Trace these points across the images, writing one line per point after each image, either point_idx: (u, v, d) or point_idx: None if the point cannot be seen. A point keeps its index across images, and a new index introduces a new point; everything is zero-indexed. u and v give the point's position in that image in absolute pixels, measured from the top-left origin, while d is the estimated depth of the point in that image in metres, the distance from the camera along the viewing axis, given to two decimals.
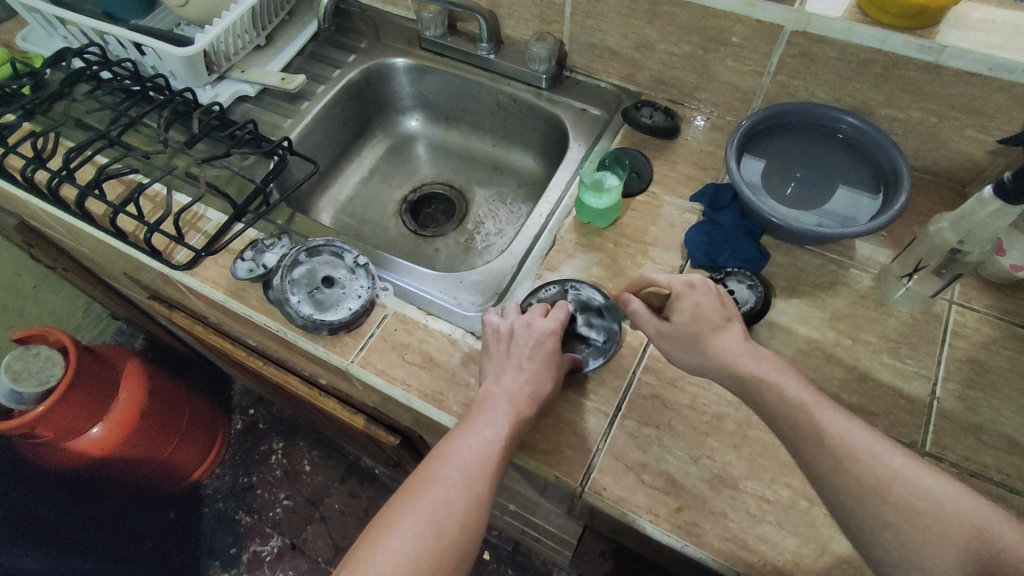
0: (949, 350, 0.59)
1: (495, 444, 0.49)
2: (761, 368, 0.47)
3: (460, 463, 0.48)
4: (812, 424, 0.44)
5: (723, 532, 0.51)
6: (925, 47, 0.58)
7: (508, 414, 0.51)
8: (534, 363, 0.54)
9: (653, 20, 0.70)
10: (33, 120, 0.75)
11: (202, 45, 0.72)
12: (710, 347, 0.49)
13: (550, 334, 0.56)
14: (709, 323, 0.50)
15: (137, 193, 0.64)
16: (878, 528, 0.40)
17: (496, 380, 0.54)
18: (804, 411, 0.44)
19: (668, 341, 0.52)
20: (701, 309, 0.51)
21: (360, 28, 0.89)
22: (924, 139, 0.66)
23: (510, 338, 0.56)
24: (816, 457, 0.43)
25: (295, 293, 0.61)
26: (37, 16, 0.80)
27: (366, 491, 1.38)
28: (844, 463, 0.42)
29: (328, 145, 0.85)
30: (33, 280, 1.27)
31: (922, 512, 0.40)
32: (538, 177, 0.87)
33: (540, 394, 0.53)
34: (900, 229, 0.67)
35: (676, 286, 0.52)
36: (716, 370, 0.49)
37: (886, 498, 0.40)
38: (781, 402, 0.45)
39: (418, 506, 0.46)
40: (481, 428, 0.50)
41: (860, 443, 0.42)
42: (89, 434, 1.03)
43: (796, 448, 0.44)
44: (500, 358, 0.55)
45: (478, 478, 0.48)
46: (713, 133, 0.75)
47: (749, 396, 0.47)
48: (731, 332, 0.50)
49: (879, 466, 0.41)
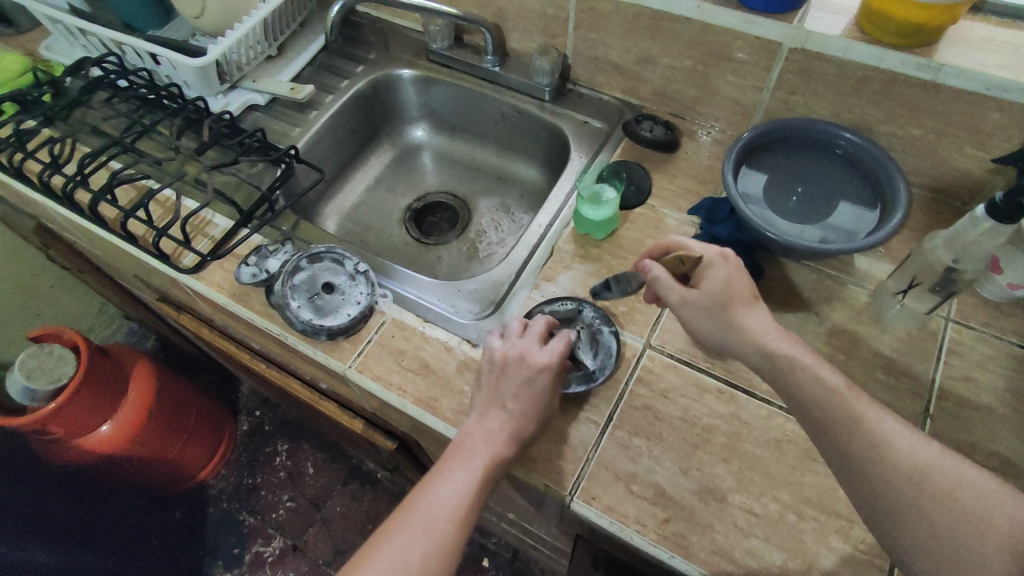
0: (945, 367, 0.59)
1: (465, 491, 0.50)
2: (794, 350, 0.47)
3: (427, 514, 0.49)
4: (846, 412, 0.44)
5: (710, 544, 0.51)
6: (923, 65, 0.58)
7: (483, 457, 0.51)
8: (518, 403, 0.53)
9: (654, 35, 0.71)
10: (51, 126, 0.78)
11: (214, 55, 0.74)
12: (740, 321, 0.49)
13: (543, 370, 0.54)
14: (740, 297, 0.50)
15: (147, 199, 0.66)
16: (906, 514, 0.41)
17: (479, 420, 0.53)
18: (838, 397, 0.45)
19: (698, 310, 0.51)
20: (733, 283, 0.50)
21: (370, 40, 0.91)
22: (923, 156, 0.66)
23: (502, 370, 0.55)
24: (849, 442, 0.44)
25: (295, 299, 0.63)
26: (59, 26, 0.82)
27: (367, 495, 1.39)
28: (876, 449, 0.43)
29: (335, 153, 0.87)
30: (50, 280, 1.30)
31: (949, 501, 0.41)
32: (541, 188, 0.89)
33: (521, 435, 0.52)
34: (898, 246, 0.67)
35: (710, 256, 0.52)
36: (744, 344, 0.49)
37: (916, 485, 0.41)
38: (818, 386, 0.46)
39: (380, 556, 0.47)
40: (454, 474, 0.51)
41: (890, 432, 0.43)
42: (100, 431, 1.07)
43: (827, 432, 0.45)
44: (487, 394, 0.54)
45: (445, 529, 0.48)
46: (714, 148, 0.76)
47: (776, 378, 0.48)
48: (759, 310, 0.50)
49: (909, 454, 0.42)
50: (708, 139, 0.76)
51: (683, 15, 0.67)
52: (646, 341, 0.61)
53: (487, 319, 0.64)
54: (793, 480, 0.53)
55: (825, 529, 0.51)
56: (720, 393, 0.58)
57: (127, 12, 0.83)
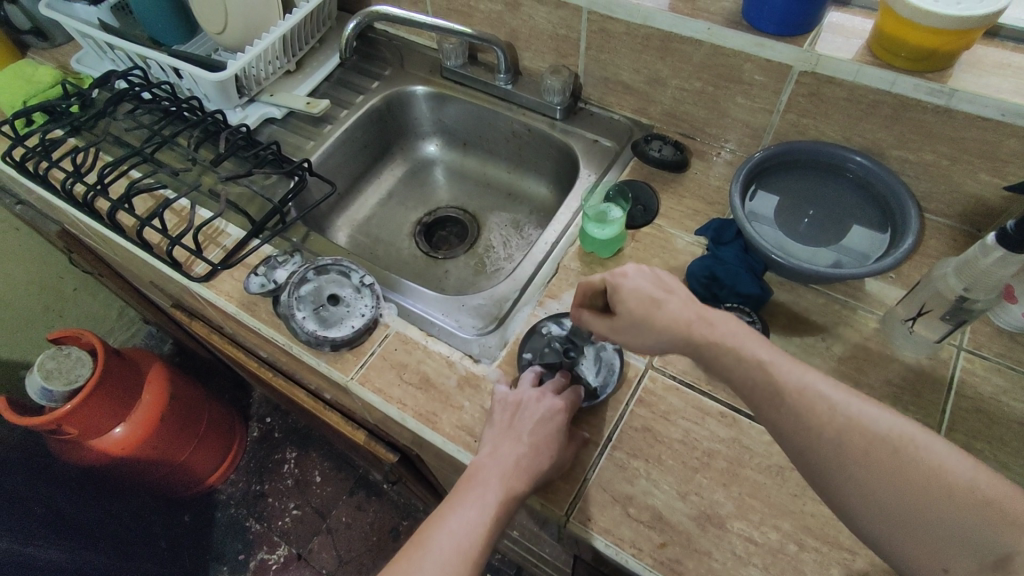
0: (956, 398, 0.57)
1: (478, 528, 0.46)
2: (716, 335, 0.44)
3: (439, 556, 0.45)
4: (772, 385, 0.42)
5: (707, 572, 0.50)
6: (935, 90, 0.57)
7: (497, 491, 0.48)
8: (533, 438, 0.51)
9: (664, 57, 0.71)
10: (77, 136, 0.80)
11: (233, 70, 0.76)
12: (659, 326, 0.45)
13: (560, 412, 0.53)
14: (651, 302, 0.46)
15: (163, 208, 0.68)
16: (844, 479, 0.39)
17: (491, 453, 0.51)
18: (765, 371, 0.42)
19: (625, 334, 0.48)
20: (641, 293, 0.47)
21: (386, 56, 0.93)
22: (937, 182, 0.65)
23: (517, 409, 0.54)
24: (778, 416, 0.41)
25: (301, 309, 0.64)
26: (89, 41, 0.86)
27: (373, 506, 1.39)
28: (803, 418, 0.40)
29: (349, 167, 0.88)
30: (73, 283, 1.34)
31: (886, 461, 0.38)
32: (550, 205, 0.89)
33: (536, 471, 0.50)
34: (910, 271, 0.66)
35: (607, 279, 0.48)
36: (676, 343, 0.45)
37: (850, 450, 0.39)
38: (738, 362, 0.43)
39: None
40: (466, 509, 0.47)
41: (819, 393, 0.41)
42: (112, 434, 1.09)
43: (756, 406, 0.43)
44: (500, 430, 0.52)
45: (458, 571, 0.44)
46: (724, 169, 0.75)
47: (707, 365, 0.44)
48: (677, 301, 0.46)
49: (838, 417, 0.40)
50: (719, 160, 0.76)
51: (693, 37, 0.67)
52: (649, 360, 0.61)
53: (489, 335, 0.64)
54: (795, 509, 0.52)
55: (826, 562, 0.50)
56: (722, 417, 0.57)
57: (154, 28, 0.87)
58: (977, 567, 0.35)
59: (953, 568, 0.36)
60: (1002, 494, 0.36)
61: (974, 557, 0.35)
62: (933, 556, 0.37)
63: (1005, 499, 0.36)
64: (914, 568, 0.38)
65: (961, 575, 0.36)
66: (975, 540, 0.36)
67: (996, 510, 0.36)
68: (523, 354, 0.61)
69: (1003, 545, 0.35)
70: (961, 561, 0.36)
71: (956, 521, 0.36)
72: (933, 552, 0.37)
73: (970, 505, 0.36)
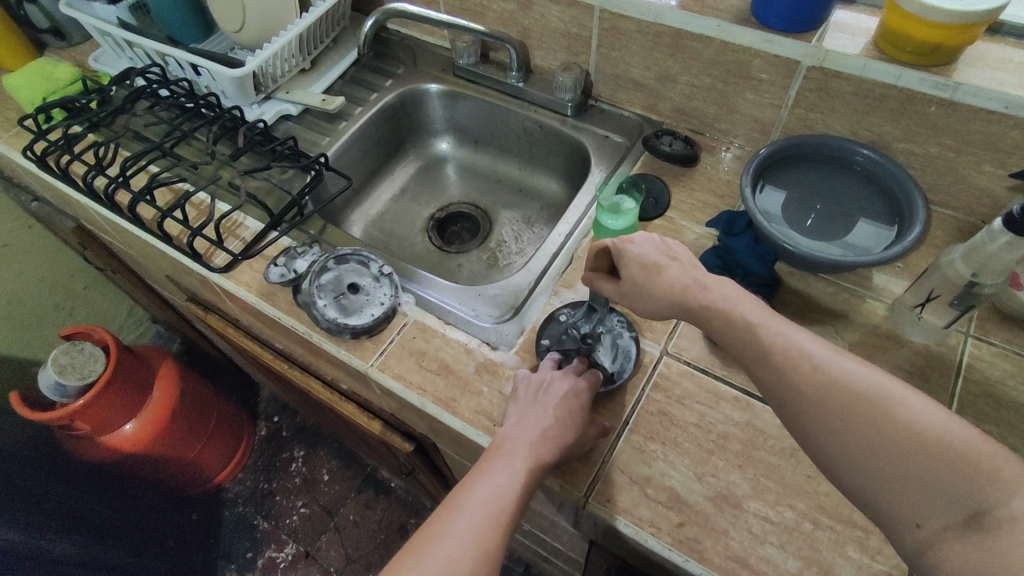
0: (964, 382, 0.59)
1: (508, 492, 0.48)
2: (711, 299, 0.48)
3: (471, 516, 0.46)
4: (757, 340, 0.45)
5: (724, 550, 0.51)
6: (940, 83, 0.59)
7: (526, 458, 0.50)
8: (559, 411, 0.53)
9: (675, 54, 0.73)
10: (96, 132, 0.82)
11: (252, 66, 0.77)
12: (658, 289, 0.50)
13: (584, 389, 0.56)
14: (653, 267, 0.51)
15: (184, 200, 0.69)
16: (822, 433, 0.40)
17: (516, 424, 0.53)
18: (751, 328, 0.45)
19: (630, 296, 0.53)
20: (644, 258, 0.52)
21: (398, 55, 0.95)
22: (942, 174, 0.66)
23: (540, 386, 0.56)
24: (764, 373, 0.44)
25: (322, 297, 0.65)
26: (108, 39, 0.87)
27: (381, 504, 1.40)
28: (784, 374, 0.42)
29: (363, 163, 0.90)
30: (83, 282, 1.35)
31: (861, 414, 0.39)
32: (561, 201, 0.91)
33: (562, 442, 0.52)
34: (916, 261, 0.68)
35: (613, 244, 0.53)
36: (672, 307, 0.50)
37: (826, 403, 0.40)
38: (729, 325, 0.47)
39: (422, 567, 0.43)
40: (495, 475, 0.49)
41: (801, 350, 0.43)
42: (123, 431, 1.10)
43: (745, 363, 0.46)
44: (525, 404, 0.55)
45: (489, 533, 0.45)
46: (733, 163, 0.77)
47: (703, 325, 0.49)
48: (679, 268, 0.51)
49: (819, 373, 0.41)
50: (728, 155, 0.78)
51: (703, 34, 0.69)
52: (664, 347, 0.62)
53: (506, 323, 0.65)
54: (810, 489, 0.53)
55: (841, 540, 0.51)
56: (736, 401, 0.58)
57: (172, 27, 0.88)
58: (952, 522, 0.35)
59: (926, 523, 0.36)
60: (978, 449, 0.36)
61: (948, 512, 0.35)
62: (908, 512, 0.37)
63: (979, 454, 0.36)
64: (892, 525, 0.38)
65: (934, 530, 0.36)
66: (948, 493, 0.36)
67: (968, 463, 0.36)
68: (542, 341, 0.62)
69: (976, 499, 0.35)
70: (936, 516, 0.36)
71: (929, 475, 0.36)
72: (908, 508, 0.37)
73: (944, 458, 0.36)
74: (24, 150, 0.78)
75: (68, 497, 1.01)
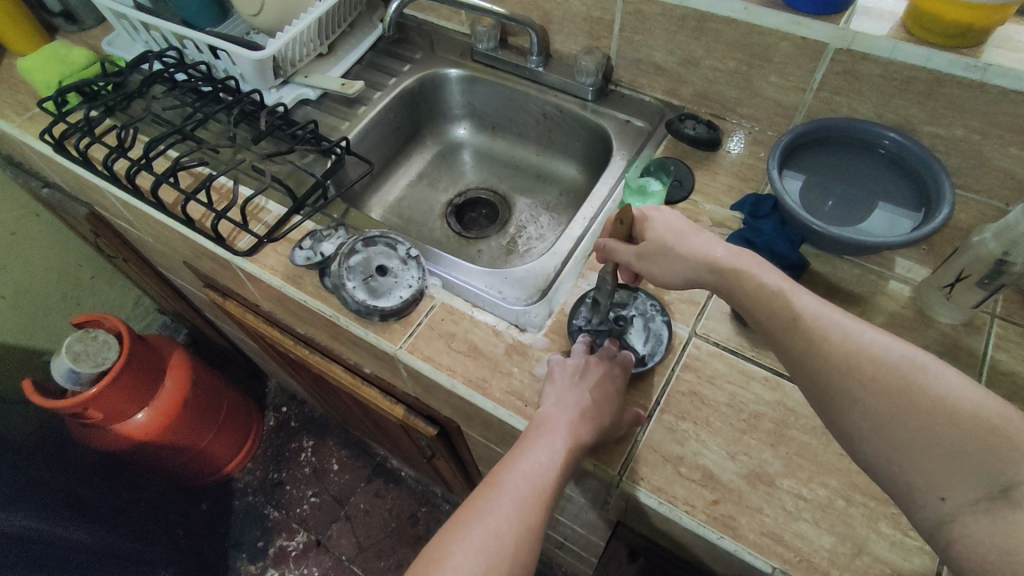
0: (991, 362, 0.59)
1: (550, 470, 0.48)
2: (738, 262, 0.48)
3: (514, 492, 0.47)
4: (787, 311, 0.44)
5: (759, 527, 0.51)
6: (970, 64, 0.59)
7: (566, 440, 0.50)
8: (596, 393, 0.54)
9: (699, 37, 0.73)
10: (113, 116, 0.81)
11: (273, 49, 0.77)
12: (679, 250, 0.51)
13: (620, 374, 0.56)
14: (679, 232, 0.52)
15: (208, 182, 0.68)
16: (850, 403, 0.40)
17: (555, 404, 0.54)
18: (780, 297, 0.45)
19: (648, 261, 0.54)
20: (669, 223, 0.53)
21: (415, 41, 0.94)
22: (967, 157, 0.67)
23: (577, 369, 0.56)
24: (791, 340, 0.44)
25: (351, 280, 0.65)
26: (124, 22, 0.86)
27: (391, 492, 1.40)
28: (815, 342, 0.42)
29: (382, 148, 0.90)
30: (90, 271, 1.34)
31: (893, 386, 0.39)
32: (579, 187, 0.91)
33: (598, 421, 0.52)
34: (939, 244, 0.68)
35: (638, 210, 0.56)
36: (694, 268, 0.50)
37: (858, 372, 0.40)
38: (757, 291, 0.46)
39: (468, 540, 0.43)
40: (537, 453, 0.49)
41: (833, 324, 0.42)
42: (135, 420, 1.09)
43: (771, 332, 0.45)
44: (562, 386, 0.55)
45: (532, 510, 0.46)
46: (754, 148, 0.77)
47: (722, 290, 0.49)
48: (700, 234, 0.52)
49: (850, 345, 0.41)
50: (734, 146, 0.78)
51: (729, 17, 0.69)
52: (693, 328, 0.63)
53: (534, 305, 0.65)
54: (842, 467, 0.54)
55: (874, 516, 0.51)
56: (766, 381, 0.59)
57: (188, 9, 0.87)
58: (980, 496, 0.35)
59: (951, 497, 0.36)
60: (1010, 424, 0.36)
61: (976, 485, 0.35)
62: (932, 486, 0.36)
63: (1013, 430, 0.36)
64: (911, 498, 0.37)
65: (959, 503, 0.36)
66: (976, 467, 0.36)
67: (998, 438, 0.36)
68: (571, 322, 0.62)
69: (1005, 473, 0.35)
70: (962, 490, 0.36)
71: (957, 447, 0.36)
72: (933, 481, 0.36)
73: (974, 432, 0.36)
74: (42, 133, 0.77)
75: (86, 491, 0.96)
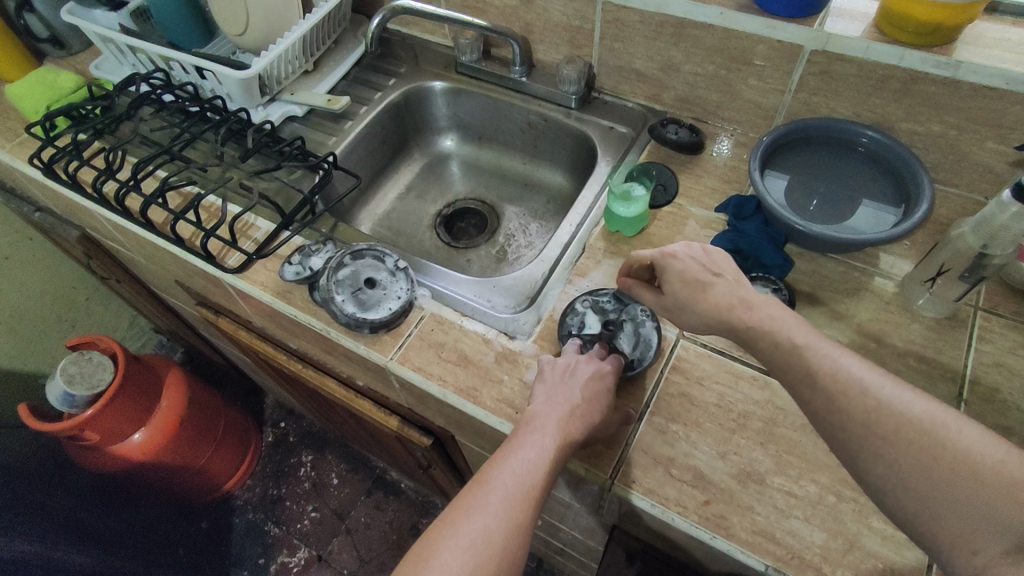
0: (975, 353, 0.60)
1: (539, 466, 0.48)
2: (755, 318, 0.47)
3: (503, 489, 0.47)
4: (804, 365, 0.43)
5: (751, 526, 0.52)
6: (942, 62, 0.60)
7: (555, 435, 0.50)
8: (586, 392, 0.54)
9: (678, 43, 0.74)
10: (102, 139, 0.82)
11: (258, 68, 0.77)
12: (702, 303, 0.49)
13: (608, 374, 0.56)
14: (697, 282, 0.50)
15: (197, 201, 0.69)
16: (874, 461, 0.39)
17: (545, 401, 0.54)
18: (800, 351, 0.44)
19: (673, 312, 0.52)
20: (687, 274, 0.51)
21: (400, 55, 0.96)
22: (945, 152, 0.67)
23: (568, 370, 0.56)
24: (810, 395, 0.43)
25: (340, 293, 0.65)
26: (110, 46, 0.87)
27: (391, 505, 1.40)
28: (834, 397, 0.41)
29: (369, 161, 0.90)
30: (85, 293, 1.34)
31: (914, 441, 0.38)
32: (566, 193, 0.92)
33: (589, 420, 0.53)
34: (921, 240, 0.69)
35: (657, 258, 0.53)
36: (714, 324, 0.49)
37: (879, 427, 0.39)
38: (774, 346, 0.45)
39: (456, 538, 0.44)
40: (525, 450, 0.49)
41: (853, 374, 0.42)
42: (132, 440, 1.08)
43: (790, 387, 0.44)
44: (552, 385, 0.55)
45: (521, 507, 0.46)
46: (737, 150, 0.78)
47: (740, 340, 0.48)
48: (719, 284, 0.49)
49: (869, 398, 0.40)
50: (719, 148, 0.79)
51: (706, 22, 0.70)
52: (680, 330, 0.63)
53: (523, 313, 0.66)
54: (831, 463, 0.54)
55: (865, 510, 0.52)
56: (755, 380, 0.59)
57: (174, 32, 0.88)
58: (1009, 548, 0.35)
59: (982, 550, 0.35)
60: None
61: (1005, 539, 0.35)
62: (961, 539, 0.36)
63: None
64: (941, 550, 0.37)
65: (990, 556, 0.35)
66: (1003, 521, 0.35)
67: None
68: (563, 329, 0.62)
69: None
70: (992, 544, 0.35)
71: (984, 501, 0.36)
72: (960, 533, 0.36)
73: (995, 486, 0.36)
74: (32, 158, 0.78)
75: (84, 514, 0.95)
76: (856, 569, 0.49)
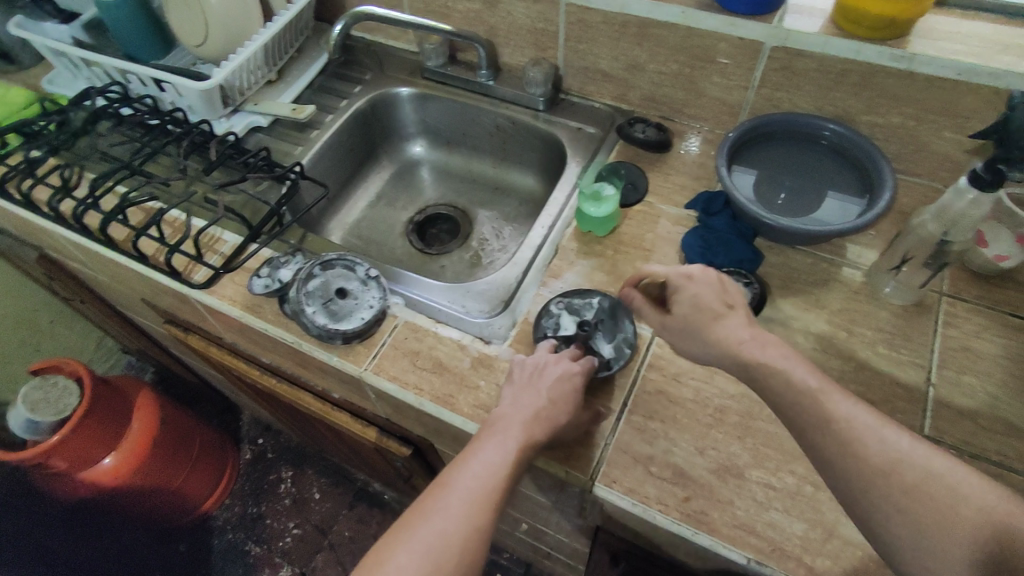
0: (942, 339, 0.61)
1: (500, 469, 0.48)
2: (767, 356, 0.47)
3: (462, 492, 0.46)
4: (818, 411, 0.44)
5: (732, 519, 0.52)
6: (896, 55, 0.61)
7: (519, 438, 0.50)
8: (553, 393, 0.54)
9: (641, 42, 0.74)
10: (57, 156, 0.79)
11: (218, 79, 0.76)
12: (711, 331, 0.51)
13: (578, 373, 0.56)
14: (706, 309, 0.52)
15: (158, 217, 0.67)
16: (885, 509, 0.40)
17: (511, 403, 0.53)
18: (814, 399, 0.44)
19: (675, 334, 0.54)
20: (699, 299, 0.52)
21: (364, 62, 0.95)
22: (905, 143, 0.69)
23: (538, 372, 0.56)
24: (821, 440, 0.43)
25: (310, 305, 0.64)
26: (64, 59, 0.85)
27: (375, 517, 1.38)
28: (848, 446, 0.42)
29: (338, 170, 0.89)
30: (48, 315, 1.30)
31: (923, 492, 0.40)
32: (538, 196, 0.92)
33: (553, 421, 0.52)
34: (885, 228, 0.70)
35: (672, 277, 0.54)
36: (719, 355, 0.50)
37: (891, 478, 0.40)
38: (788, 386, 0.45)
39: (412, 541, 0.44)
40: (487, 453, 0.49)
41: (866, 425, 0.42)
42: (101, 464, 1.04)
43: (800, 433, 0.45)
44: (520, 387, 0.55)
45: (480, 510, 0.46)
46: (705, 147, 0.79)
47: None
48: (729, 318, 0.51)
49: (884, 450, 0.41)
50: (687, 146, 0.79)
51: (668, 21, 0.70)
52: None
53: (498, 317, 0.65)
54: None
55: None
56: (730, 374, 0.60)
57: (131, 44, 0.86)
58: None
59: None
60: None
61: None
62: None
63: None
64: None
65: None
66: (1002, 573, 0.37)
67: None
68: (538, 332, 0.62)
69: None
70: None
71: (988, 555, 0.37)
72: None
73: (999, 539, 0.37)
74: None
75: None
76: (835, 557, 0.50)
